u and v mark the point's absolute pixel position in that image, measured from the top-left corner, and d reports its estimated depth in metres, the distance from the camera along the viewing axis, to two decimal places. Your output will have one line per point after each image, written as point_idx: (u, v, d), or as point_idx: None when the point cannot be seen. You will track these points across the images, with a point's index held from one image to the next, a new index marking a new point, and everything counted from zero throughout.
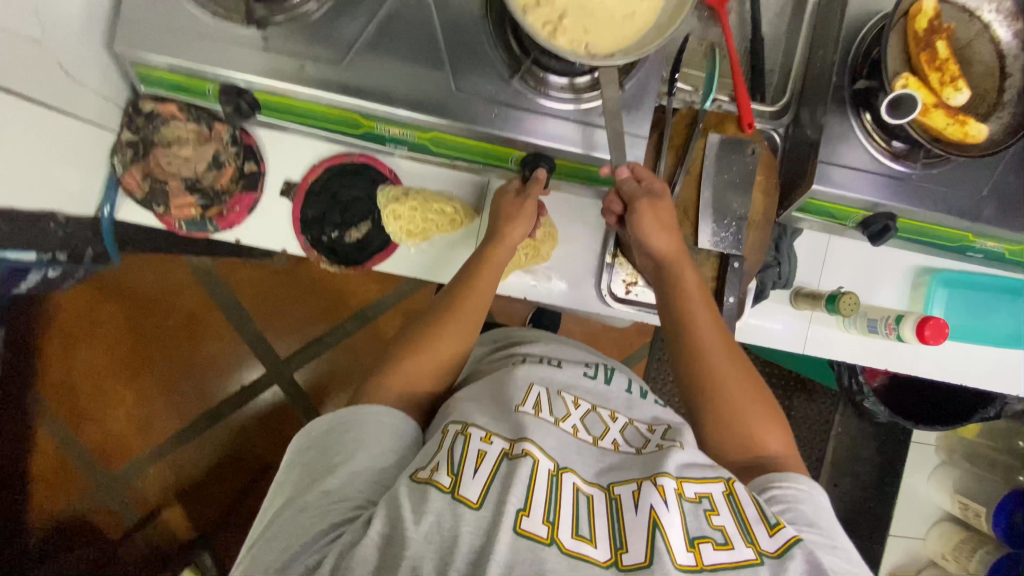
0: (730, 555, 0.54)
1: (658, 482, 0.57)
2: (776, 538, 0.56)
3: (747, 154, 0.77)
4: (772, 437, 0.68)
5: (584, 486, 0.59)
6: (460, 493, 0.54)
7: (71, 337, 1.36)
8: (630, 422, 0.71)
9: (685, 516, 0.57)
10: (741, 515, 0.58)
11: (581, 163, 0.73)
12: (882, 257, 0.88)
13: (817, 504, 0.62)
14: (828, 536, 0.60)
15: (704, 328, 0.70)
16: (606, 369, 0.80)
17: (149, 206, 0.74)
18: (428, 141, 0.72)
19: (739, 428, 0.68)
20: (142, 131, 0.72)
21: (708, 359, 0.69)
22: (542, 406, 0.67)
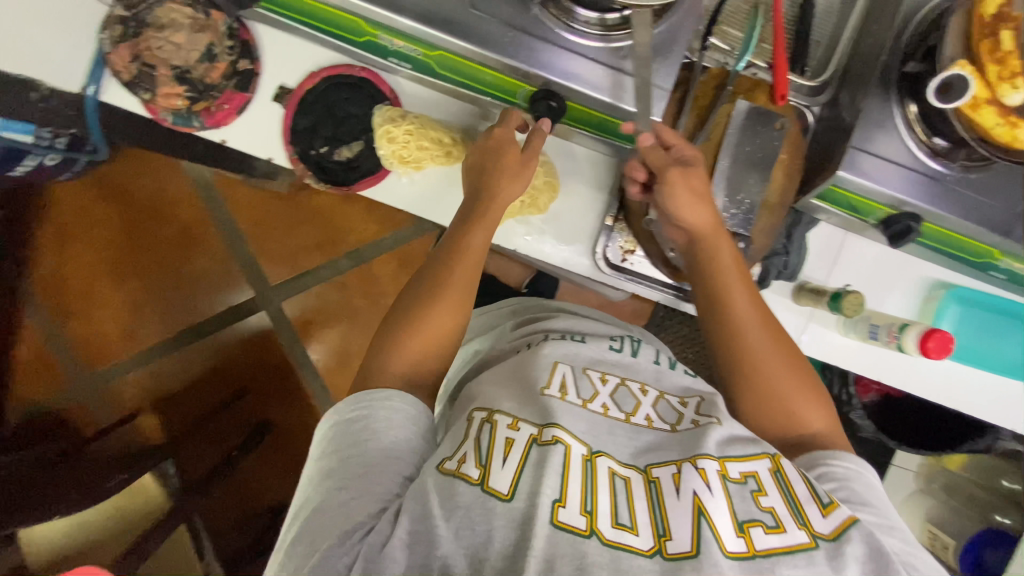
0: (783, 539, 0.52)
1: (698, 465, 0.55)
2: (830, 518, 0.54)
3: (775, 129, 0.71)
4: (812, 413, 0.66)
5: (620, 467, 0.57)
6: (489, 485, 0.53)
7: (66, 231, 1.35)
8: (661, 396, 0.65)
9: (732, 499, 0.54)
10: (791, 494, 0.55)
11: (593, 109, 0.68)
12: (899, 264, 0.83)
13: (867, 484, 0.61)
14: (883, 516, 0.58)
15: (739, 305, 0.66)
16: (632, 339, 0.72)
17: (134, 90, 0.69)
18: (432, 61, 0.67)
19: (779, 405, 0.65)
20: (136, 8, 0.67)
21: (743, 334, 0.66)
22: (567, 388, 0.63)
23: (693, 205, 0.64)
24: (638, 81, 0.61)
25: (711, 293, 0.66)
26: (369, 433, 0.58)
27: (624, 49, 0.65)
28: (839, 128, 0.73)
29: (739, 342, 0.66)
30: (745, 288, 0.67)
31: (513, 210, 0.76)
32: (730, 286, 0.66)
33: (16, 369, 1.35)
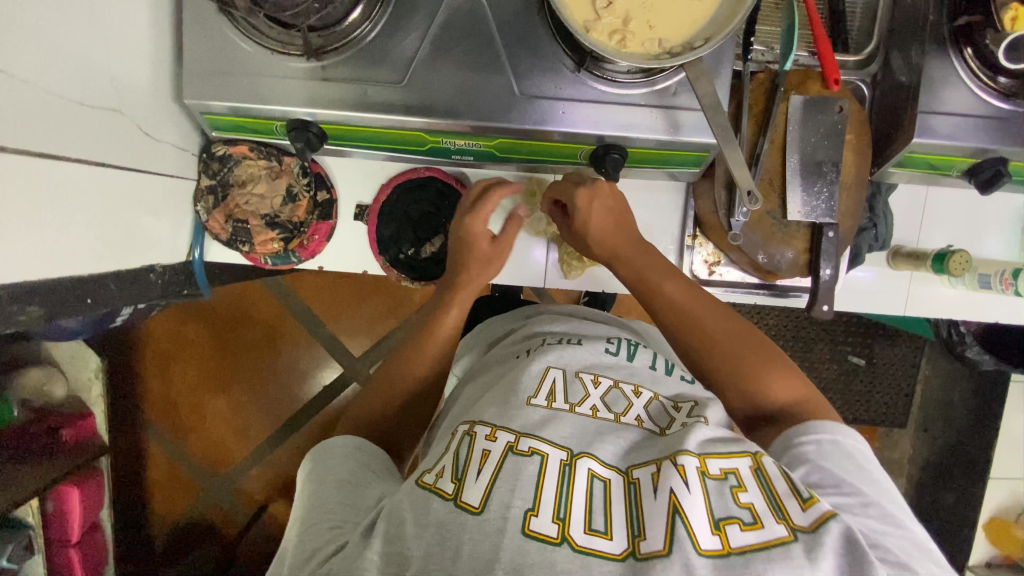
0: (760, 535, 0.47)
1: (679, 462, 0.50)
2: (809, 513, 0.48)
3: (835, 112, 0.71)
4: (785, 389, 0.63)
5: (600, 468, 0.52)
6: (462, 499, 0.49)
7: (165, 357, 1.45)
8: (655, 397, 0.62)
9: (709, 495, 0.49)
10: (771, 490, 0.50)
11: (656, 149, 0.70)
12: (992, 204, 0.81)
13: (842, 456, 0.56)
14: (858, 494, 0.53)
15: (663, 291, 0.66)
16: (628, 342, 0.69)
17: (234, 245, 0.75)
18: (493, 148, 0.72)
19: (742, 381, 0.64)
20: (218, 174, 0.74)
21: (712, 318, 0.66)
22: (556, 394, 0.59)
23: (607, 223, 0.68)
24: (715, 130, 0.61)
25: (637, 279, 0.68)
26: (335, 457, 0.62)
27: (671, 86, 0.66)
28: (899, 91, 0.73)
29: (676, 322, 0.66)
30: (678, 283, 0.67)
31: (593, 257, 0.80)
32: (642, 269, 0.67)
33: (155, 491, 1.47)
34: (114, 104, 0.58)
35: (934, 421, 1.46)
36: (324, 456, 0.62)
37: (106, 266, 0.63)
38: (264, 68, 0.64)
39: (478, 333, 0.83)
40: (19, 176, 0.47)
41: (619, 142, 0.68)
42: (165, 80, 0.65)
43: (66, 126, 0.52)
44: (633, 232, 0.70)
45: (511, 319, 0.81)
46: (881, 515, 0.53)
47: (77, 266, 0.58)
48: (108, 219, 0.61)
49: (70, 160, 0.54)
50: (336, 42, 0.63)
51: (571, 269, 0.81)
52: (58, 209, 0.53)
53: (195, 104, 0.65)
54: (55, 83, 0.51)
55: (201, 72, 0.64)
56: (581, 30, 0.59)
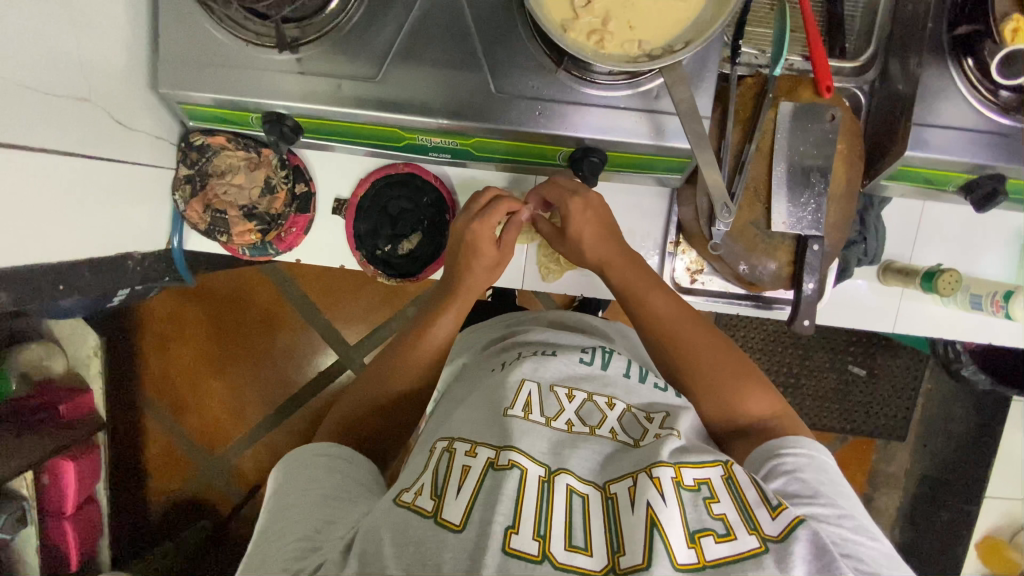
0: (733, 547, 0.46)
1: (654, 474, 0.50)
2: (779, 521, 0.48)
3: (826, 121, 0.68)
4: (760, 403, 0.62)
5: (578, 483, 0.51)
6: (442, 516, 0.48)
7: (162, 337, 1.47)
8: (628, 408, 0.60)
9: (684, 507, 0.49)
10: (742, 498, 0.50)
11: (637, 153, 0.68)
12: (992, 222, 0.78)
13: (819, 470, 0.55)
14: (834, 505, 0.52)
15: (648, 301, 0.66)
16: (604, 350, 0.66)
17: (212, 235, 0.75)
18: (471, 147, 0.71)
19: (719, 395, 0.63)
20: (196, 164, 0.74)
21: (690, 328, 0.65)
22: (532, 406, 0.57)
23: (598, 232, 0.67)
24: (691, 137, 0.60)
25: (623, 289, 0.68)
26: (311, 468, 0.58)
27: (654, 89, 0.64)
28: (895, 101, 0.70)
29: (657, 332, 0.66)
30: (664, 294, 0.67)
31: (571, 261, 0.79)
32: (627, 280, 0.67)
33: (149, 468, 1.50)
34: (87, 93, 0.58)
35: (933, 436, 1.42)
36: (299, 467, 0.59)
37: (80, 254, 0.63)
38: (238, 59, 0.63)
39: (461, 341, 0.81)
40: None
41: (599, 145, 0.67)
42: (141, 69, 0.64)
43: (36, 115, 0.52)
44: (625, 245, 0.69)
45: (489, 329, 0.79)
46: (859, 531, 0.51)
47: (49, 255, 0.58)
48: (83, 208, 0.61)
49: (42, 150, 0.54)
50: (311, 34, 0.62)
51: (549, 271, 0.80)
52: (29, 200, 0.54)
53: (170, 94, 0.65)
54: (25, 72, 0.50)
55: (176, 62, 0.63)
56: (557, 30, 0.57)
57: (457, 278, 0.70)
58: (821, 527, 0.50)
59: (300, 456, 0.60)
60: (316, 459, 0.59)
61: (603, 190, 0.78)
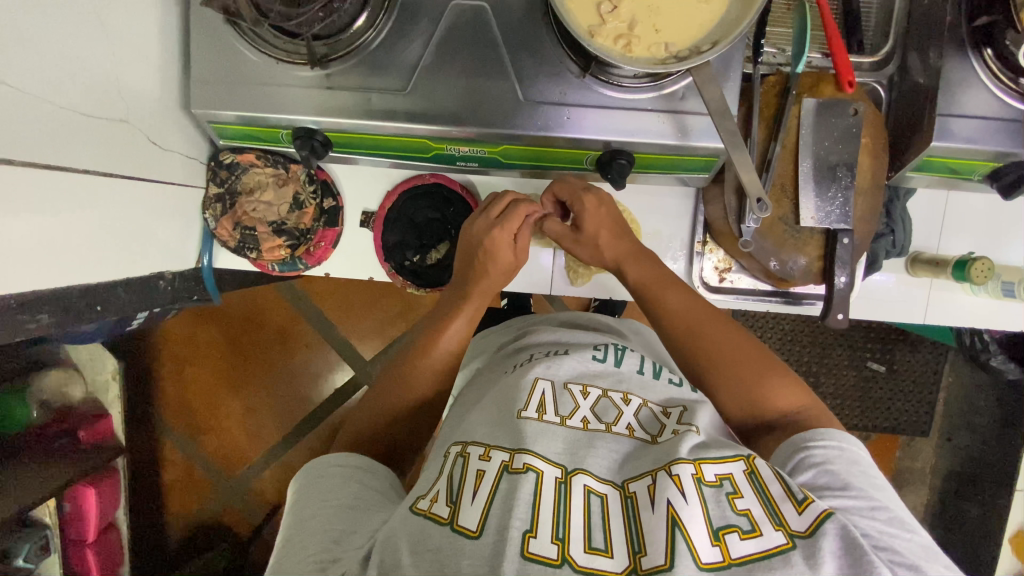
0: (759, 544, 0.45)
1: (673, 471, 0.49)
2: (805, 516, 0.46)
3: (850, 115, 0.69)
4: (786, 394, 0.61)
5: (596, 484, 0.50)
6: (458, 523, 0.48)
7: (178, 359, 1.47)
8: (645, 403, 0.59)
9: (707, 506, 0.47)
10: (766, 494, 0.49)
11: (664, 154, 0.68)
12: (1019, 209, 0.78)
13: (855, 465, 0.54)
14: (866, 496, 0.51)
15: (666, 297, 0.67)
16: (616, 347, 0.66)
17: (242, 252, 0.76)
18: (498, 155, 0.71)
19: (742, 388, 0.62)
20: (226, 183, 0.75)
21: (709, 326, 0.65)
22: (546, 407, 0.57)
23: (610, 232, 0.69)
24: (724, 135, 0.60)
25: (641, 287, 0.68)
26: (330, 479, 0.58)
27: (679, 90, 0.65)
28: (915, 93, 0.70)
29: (677, 328, 0.66)
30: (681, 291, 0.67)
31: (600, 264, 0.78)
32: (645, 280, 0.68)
33: (170, 492, 1.49)
34: (123, 115, 0.59)
35: (957, 430, 1.43)
36: (318, 478, 0.58)
37: (115, 274, 0.64)
38: (269, 78, 0.64)
39: (475, 345, 0.81)
40: (27, 187, 0.48)
41: (626, 147, 0.67)
42: (172, 90, 0.65)
43: (74, 137, 0.53)
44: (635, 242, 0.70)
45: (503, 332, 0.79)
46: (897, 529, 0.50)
47: (84, 275, 0.59)
48: (118, 228, 0.62)
49: (79, 170, 0.54)
50: (341, 50, 0.63)
51: (577, 276, 0.80)
52: (66, 220, 0.54)
53: (201, 114, 0.66)
54: (64, 95, 0.51)
55: (209, 83, 0.64)
56: (585, 36, 0.58)
57: (472, 280, 0.69)
58: (852, 519, 0.49)
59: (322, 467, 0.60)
60: (336, 469, 0.59)
61: (627, 193, 0.79)
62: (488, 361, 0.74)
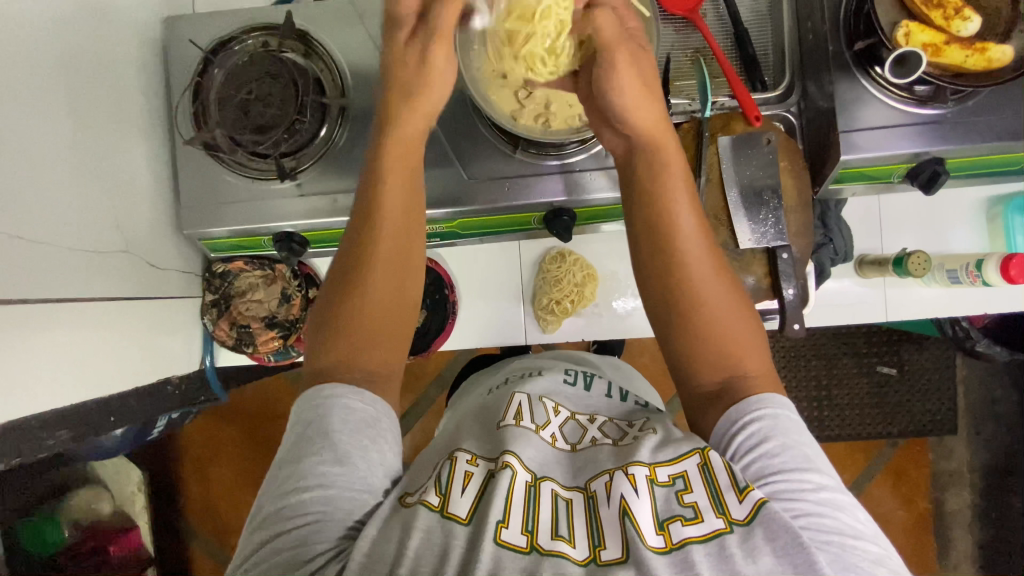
0: (700, 529, 0.48)
1: (629, 471, 0.52)
2: (745, 504, 0.48)
3: (764, 145, 0.76)
4: (752, 359, 0.56)
5: (562, 490, 0.55)
6: (449, 510, 0.51)
7: (198, 461, 1.49)
8: (609, 418, 0.65)
9: (655, 500, 0.51)
10: (714, 484, 0.50)
11: (603, 205, 0.76)
12: (949, 202, 0.83)
13: (790, 431, 0.51)
14: (822, 498, 0.49)
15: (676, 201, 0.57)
16: (586, 373, 0.74)
17: (240, 348, 0.83)
18: (456, 228, 0.80)
19: (714, 338, 0.55)
20: (220, 289, 0.83)
21: (702, 276, 0.56)
22: (523, 414, 0.63)
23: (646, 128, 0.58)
24: None
25: (655, 219, 0.57)
26: (328, 413, 0.53)
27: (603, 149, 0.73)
28: (821, 117, 0.78)
29: (664, 274, 0.56)
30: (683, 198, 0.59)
31: (566, 310, 0.83)
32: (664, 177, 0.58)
33: None
34: (123, 245, 0.68)
35: (984, 423, 1.39)
36: (313, 410, 0.54)
37: (124, 385, 0.71)
38: (246, 195, 0.74)
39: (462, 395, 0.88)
40: (31, 322, 0.56)
41: (568, 205, 0.75)
42: (165, 218, 0.75)
43: (80, 271, 0.62)
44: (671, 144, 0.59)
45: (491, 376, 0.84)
46: (839, 496, 0.50)
47: (92, 392, 0.65)
48: (124, 343, 0.70)
49: (86, 299, 0.63)
50: (306, 162, 0.73)
51: (548, 322, 0.85)
52: (71, 343, 0.62)
53: (192, 233, 0.75)
54: (68, 239, 0.61)
55: (196, 207, 0.74)
56: (509, 120, 0.67)
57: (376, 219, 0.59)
58: (801, 520, 0.47)
59: (305, 404, 0.55)
60: (327, 398, 0.54)
61: (582, 242, 0.86)
62: (469, 403, 0.78)
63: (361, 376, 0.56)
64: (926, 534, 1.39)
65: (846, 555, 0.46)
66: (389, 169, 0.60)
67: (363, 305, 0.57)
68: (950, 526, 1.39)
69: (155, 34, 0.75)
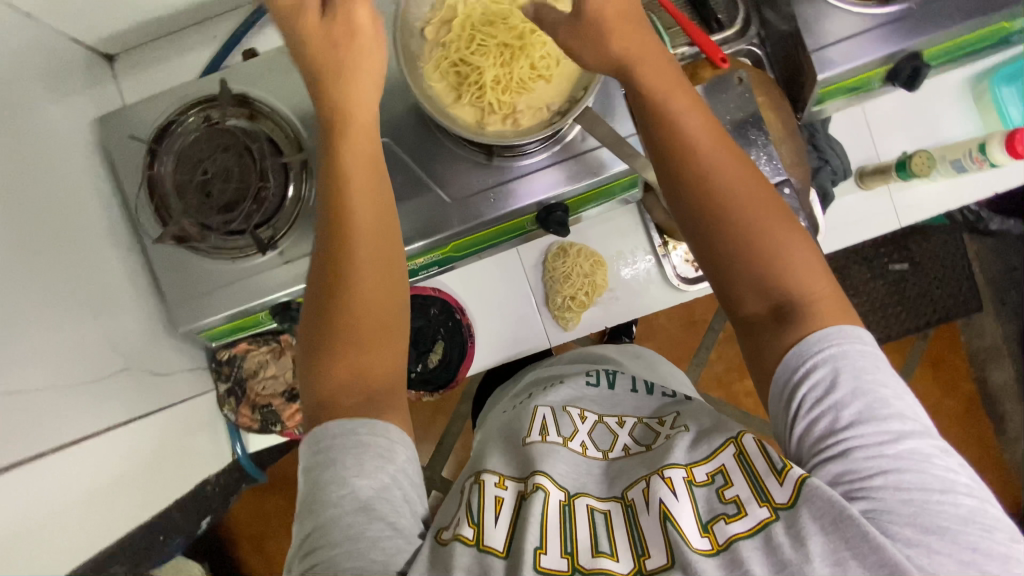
0: (745, 524, 0.45)
1: (665, 474, 0.49)
2: (786, 486, 0.45)
3: (736, 85, 0.73)
4: (803, 267, 0.49)
5: (598, 502, 0.52)
6: (485, 542, 0.48)
7: (256, 538, 1.44)
8: (639, 421, 0.63)
9: (697, 501, 0.48)
10: (753, 471, 0.48)
11: (593, 190, 0.74)
12: (932, 91, 0.81)
13: (862, 373, 0.45)
14: (906, 452, 0.43)
15: (701, 132, 0.51)
16: (608, 371, 0.73)
17: (268, 429, 0.81)
18: (451, 252, 0.77)
19: (752, 256, 0.49)
20: (231, 375, 0.81)
21: (728, 193, 0.50)
22: (548, 427, 0.61)
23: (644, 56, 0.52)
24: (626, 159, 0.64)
25: (677, 158, 0.51)
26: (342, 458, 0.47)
27: (576, 135, 0.70)
28: (786, 39, 0.75)
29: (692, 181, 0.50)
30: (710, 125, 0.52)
31: (581, 303, 0.81)
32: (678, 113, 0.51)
33: None
34: (123, 363, 0.65)
35: (1009, 292, 1.38)
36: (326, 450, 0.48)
37: (149, 509, 0.68)
38: (230, 276, 0.71)
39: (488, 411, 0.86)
40: (51, 473, 0.53)
41: (557, 200, 0.72)
42: (155, 321, 0.71)
43: (86, 404, 0.59)
44: (676, 69, 0.53)
45: (516, 386, 0.82)
46: (925, 443, 0.43)
47: (122, 526, 0.63)
48: (145, 463, 0.67)
49: (99, 431, 0.61)
50: (283, 227, 0.70)
51: (568, 320, 0.82)
52: (98, 481, 0.60)
53: (189, 328, 0.72)
54: (65, 376, 0.58)
55: (183, 302, 0.71)
56: (477, 129, 0.64)
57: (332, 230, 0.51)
58: (874, 479, 0.42)
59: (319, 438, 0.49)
60: (339, 442, 0.48)
61: (579, 230, 0.84)
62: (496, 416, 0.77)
63: (363, 402, 0.50)
64: (978, 414, 1.39)
65: (926, 515, 0.41)
66: (356, 181, 0.51)
67: (349, 320, 0.51)
68: (1001, 401, 1.39)
69: (91, 138, 0.71)
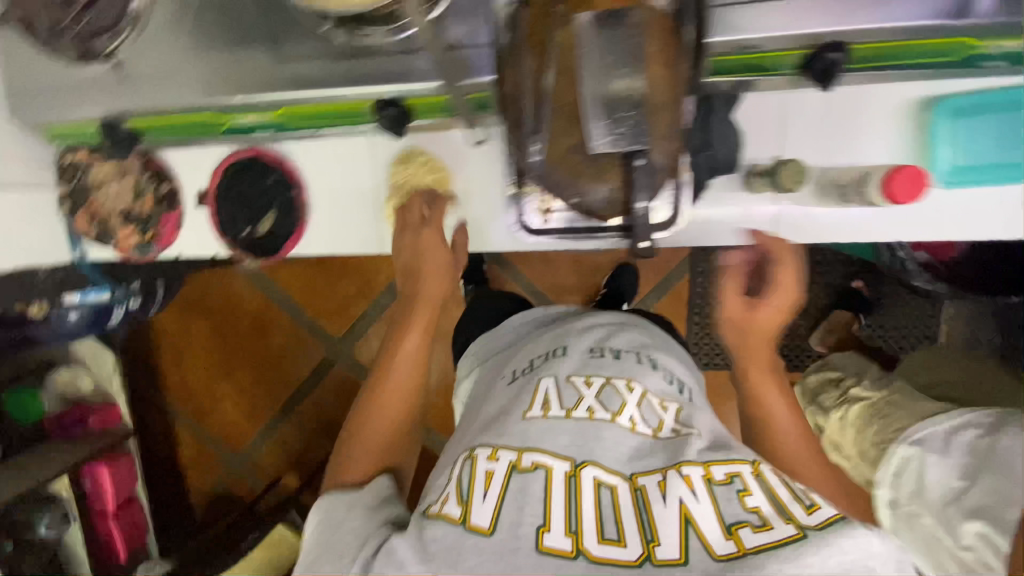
0: (771, 535, 0.49)
1: (686, 471, 0.54)
2: (816, 516, 0.50)
3: (631, 23, 0.60)
4: (783, 421, 0.67)
5: (607, 475, 0.55)
6: (472, 522, 0.52)
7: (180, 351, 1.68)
8: (646, 394, 0.64)
9: (719, 501, 0.52)
10: (775, 495, 0.53)
11: (428, 96, 0.69)
12: (870, 100, 0.68)
13: None
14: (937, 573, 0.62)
15: (778, 417, 0.68)
16: (617, 348, 0.71)
17: (103, 242, 0.85)
18: (282, 117, 0.74)
19: (766, 421, 0.68)
20: (75, 180, 0.82)
21: (775, 429, 0.68)
22: (551, 402, 0.63)
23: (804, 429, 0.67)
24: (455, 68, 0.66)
25: (756, 405, 0.69)
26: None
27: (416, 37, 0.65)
28: None
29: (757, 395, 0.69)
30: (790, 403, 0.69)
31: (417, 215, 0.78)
32: (776, 407, 0.68)
33: (188, 465, 1.72)
34: None
35: None
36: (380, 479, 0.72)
37: None
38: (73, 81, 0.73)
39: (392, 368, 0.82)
40: None
41: (393, 95, 0.68)
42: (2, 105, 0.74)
43: None
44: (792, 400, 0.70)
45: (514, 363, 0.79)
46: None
47: None
48: None
49: None
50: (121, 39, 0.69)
51: None
52: None
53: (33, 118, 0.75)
54: None
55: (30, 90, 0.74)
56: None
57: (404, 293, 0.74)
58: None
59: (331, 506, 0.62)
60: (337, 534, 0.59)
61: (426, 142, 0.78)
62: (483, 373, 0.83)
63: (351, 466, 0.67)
64: None
65: None
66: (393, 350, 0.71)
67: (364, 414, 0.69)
68: None
69: None
